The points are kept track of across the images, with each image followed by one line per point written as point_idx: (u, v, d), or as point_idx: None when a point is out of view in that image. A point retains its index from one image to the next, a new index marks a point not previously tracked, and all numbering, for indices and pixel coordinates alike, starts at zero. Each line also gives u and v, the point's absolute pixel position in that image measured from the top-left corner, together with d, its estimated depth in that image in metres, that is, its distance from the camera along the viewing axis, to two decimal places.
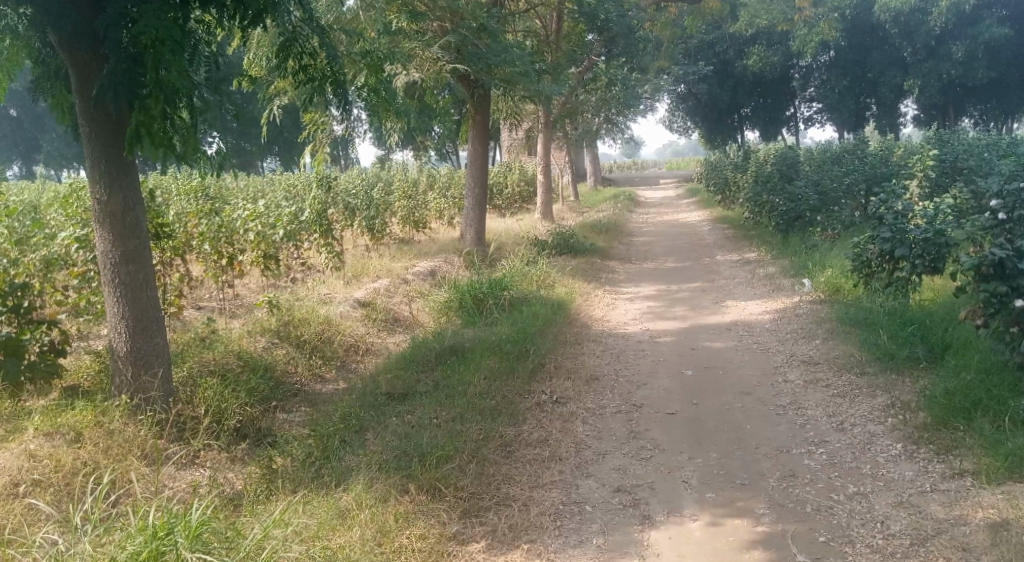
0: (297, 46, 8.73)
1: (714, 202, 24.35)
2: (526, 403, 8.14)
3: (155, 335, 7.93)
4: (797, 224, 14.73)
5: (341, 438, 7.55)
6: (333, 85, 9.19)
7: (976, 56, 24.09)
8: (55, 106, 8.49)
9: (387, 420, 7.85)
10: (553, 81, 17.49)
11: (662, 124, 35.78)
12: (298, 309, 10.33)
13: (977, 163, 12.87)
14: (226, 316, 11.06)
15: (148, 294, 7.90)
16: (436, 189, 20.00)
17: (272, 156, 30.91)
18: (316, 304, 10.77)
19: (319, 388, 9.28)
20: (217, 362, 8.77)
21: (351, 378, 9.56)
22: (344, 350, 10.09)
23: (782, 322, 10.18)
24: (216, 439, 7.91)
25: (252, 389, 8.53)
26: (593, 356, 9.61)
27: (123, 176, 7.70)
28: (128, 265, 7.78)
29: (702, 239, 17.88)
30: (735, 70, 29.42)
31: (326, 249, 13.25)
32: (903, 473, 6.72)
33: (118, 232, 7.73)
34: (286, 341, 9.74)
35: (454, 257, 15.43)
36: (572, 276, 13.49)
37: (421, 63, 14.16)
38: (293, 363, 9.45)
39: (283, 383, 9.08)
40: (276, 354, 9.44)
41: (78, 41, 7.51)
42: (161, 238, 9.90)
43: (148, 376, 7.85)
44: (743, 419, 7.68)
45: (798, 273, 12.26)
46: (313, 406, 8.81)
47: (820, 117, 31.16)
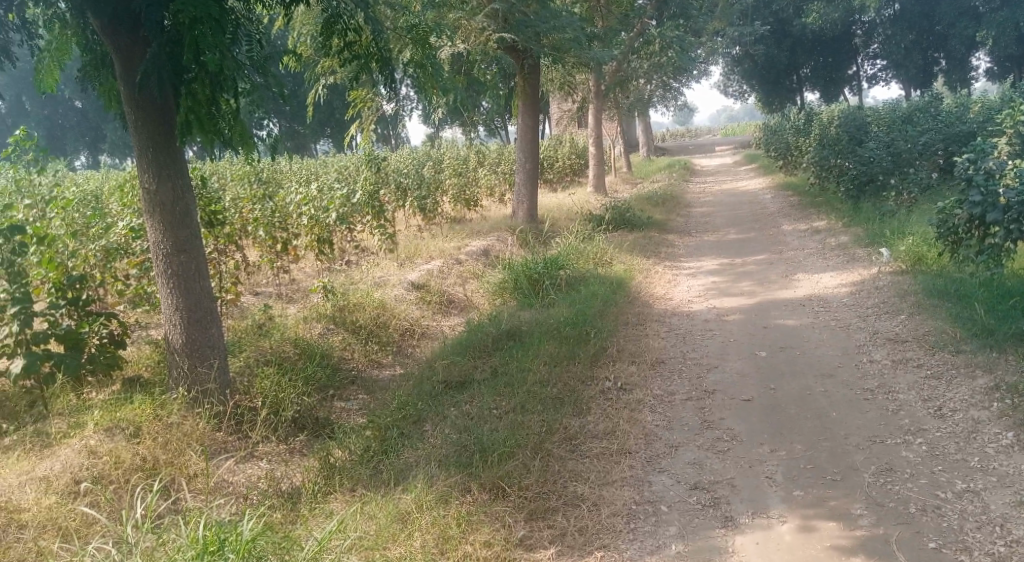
0: (341, 23, 8.30)
1: (775, 168, 23.52)
2: (591, 391, 7.66)
3: (209, 327, 7.51)
4: (869, 190, 14.01)
5: (399, 430, 7.15)
6: (379, 64, 8.75)
7: None
8: (103, 93, 8.07)
9: (445, 412, 7.40)
10: (604, 47, 16.92)
11: (717, 89, 34.78)
12: (353, 294, 9.94)
13: None
14: (281, 302, 10.75)
15: (201, 284, 7.49)
16: (486, 165, 19.55)
17: (325, 139, 30.87)
18: (370, 289, 10.41)
19: (375, 375, 8.86)
20: (273, 351, 8.41)
21: (408, 363, 9.15)
22: (400, 334, 9.69)
23: (862, 296, 9.54)
24: (273, 433, 7.46)
25: (310, 379, 8.16)
26: (657, 338, 9.08)
27: (172, 163, 7.29)
28: (179, 255, 7.38)
29: (765, 208, 17.14)
30: (794, 30, 28.35)
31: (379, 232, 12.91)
32: (1018, 466, 6.13)
33: (168, 222, 7.33)
34: (343, 328, 9.38)
35: (507, 234, 14.94)
36: (631, 252, 12.94)
37: (467, 33, 13.67)
38: (349, 350, 9.10)
39: (340, 370, 8.68)
40: (331, 341, 9.09)
41: (119, 25, 7.08)
42: (215, 227, 9.55)
43: (205, 367, 7.45)
44: (828, 406, 7.11)
45: (873, 242, 11.56)
46: (370, 394, 8.39)
47: (885, 75, 29.99)
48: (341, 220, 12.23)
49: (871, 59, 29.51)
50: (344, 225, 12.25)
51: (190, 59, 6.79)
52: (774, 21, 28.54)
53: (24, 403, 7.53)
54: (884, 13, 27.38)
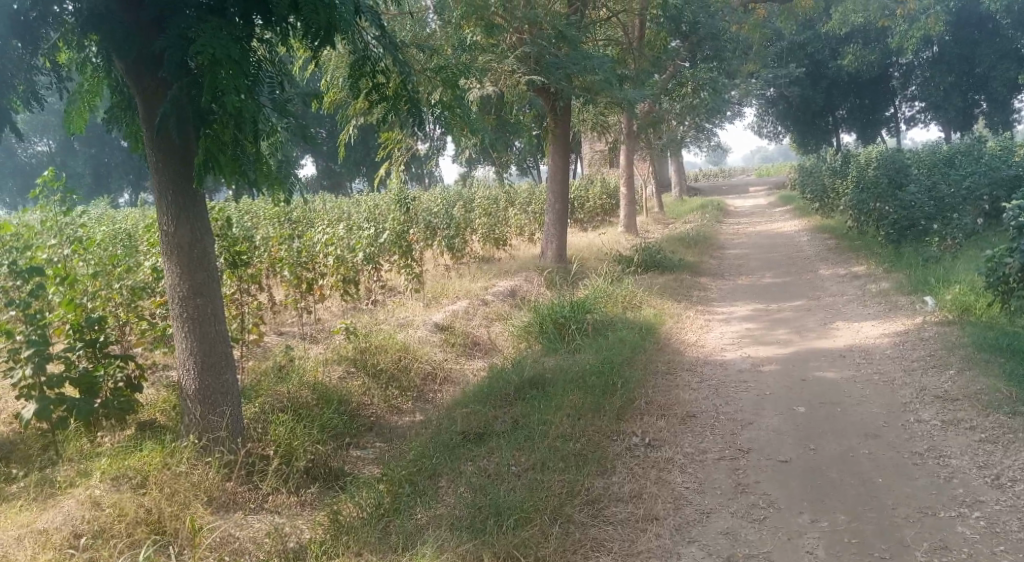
0: (369, 65, 8.03)
1: (811, 210, 23.03)
2: (617, 447, 7.23)
3: (224, 373, 7.15)
4: (911, 234, 13.39)
5: (412, 485, 6.74)
6: (407, 105, 8.40)
7: None
8: (129, 135, 7.70)
9: (462, 466, 6.99)
10: (637, 87, 16.59)
11: (751, 130, 34.34)
12: (376, 336, 9.56)
13: None
14: (304, 342, 10.42)
15: (217, 327, 7.14)
16: (516, 205, 19.28)
17: (360, 178, 30.75)
18: (393, 330, 10.06)
19: (394, 421, 8.44)
20: (291, 395, 7.98)
21: (429, 409, 8.74)
22: (421, 378, 9.30)
23: (906, 347, 9.04)
24: (285, 483, 7.05)
25: (326, 425, 7.75)
26: (688, 389, 8.61)
27: (191, 205, 6.98)
28: (195, 299, 7.04)
29: (800, 251, 16.65)
30: (829, 72, 27.94)
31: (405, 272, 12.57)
32: None
33: (185, 264, 7.00)
34: (363, 371, 8.99)
35: (535, 275, 14.57)
36: (662, 296, 12.51)
37: (498, 76, 13.37)
38: (368, 395, 8.70)
39: (356, 416, 8.27)
40: (350, 385, 8.71)
41: (143, 66, 6.84)
42: (239, 267, 8.90)
43: (217, 415, 7.07)
44: (873, 470, 6.62)
45: (916, 290, 11.05)
46: (388, 442, 7.97)
47: (924, 117, 29.76)
48: (367, 259, 11.90)
49: (909, 101, 29.39)
50: (370, 265, 11.93)
51: (209, 100, 6.38)
52: (809, 63, 28.14)
53: (37, 446, 7.26)
54: (922, 55, 27.08)
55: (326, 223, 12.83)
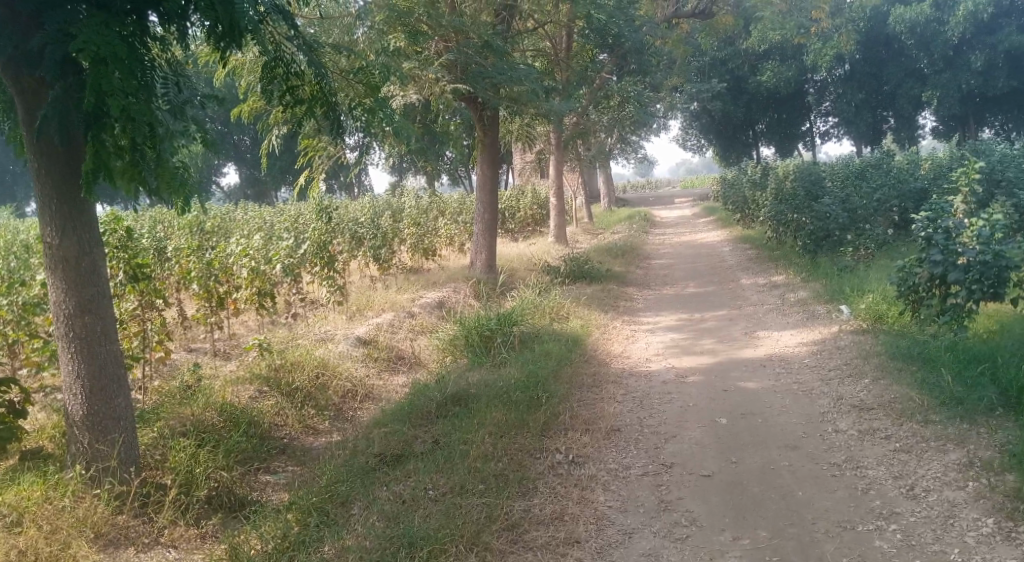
0: (282, 66, 7.76)
1: (733, 220, 23.39)
2: (539, 466, 7.13)
3: (117, 395, 6.81)
4: (826, 244, 13.50)
5: (323, 514, 6.56)
6: (325, 107, 8.15)
7: (996, 65, 24.11)
8: (12, 140, 7.30)
9: (374, 492, 6.81)
10: (564, 99, 16.54)
11: (676, 142, 34.72)
12: (292, 351, 9.28)
13: (1015, 175, 12.77)
14: (218, 360, 10.07)
15: (108, 347, 6.79)
16: (445, 215, 19.13)
17: (287, 187, 30.23)
18: (312, 345, 9.80)
19: (309, 442, 8.21)
20: (195, 417, 7.65)
21: (346, 428, 8.54)
22: (340, 396, 9.08)
23: (824, 356, 9.13)
24: (183, 515, 6.78)
25: (232, 450, 7.49)
26: (612, 402, 8.55)
27: (78, 217, 6.63)
28: (83, 316, 6.68)
29: (723, 261, 16.82)
30: (748, 87, 28.36)
31: (327, 284, 12.28)
32: None
33: (72, 280, 6.64)
34: (277, 391, 8.70)
35: (463, 285, 14.42)
36: (588, 306, 12.48)
37: (421, 85, 13.28)
38: (281, 415, 8.43)
39: (267, 438, 8.01)
40: (262, 405, 8.42)
41: (22, 65, 6.43)
42: (139, 281, 8.61)
43: (105, 442, 6.73)
44: (793, 483, 6.64)
45: (833, 298, 11.20)
46: (301, 466, 7.72)
47: (837, 132, 30.22)
48: (285, 272, 11.61)
49: (824, 115, 29.82)
50: (289, 278, 11.65)
51: (93, 101, 6.05)
52: (731, 78, 28.55)
53: None
54: (835, 72, 27.78)
55: (244, 236, 12.51)
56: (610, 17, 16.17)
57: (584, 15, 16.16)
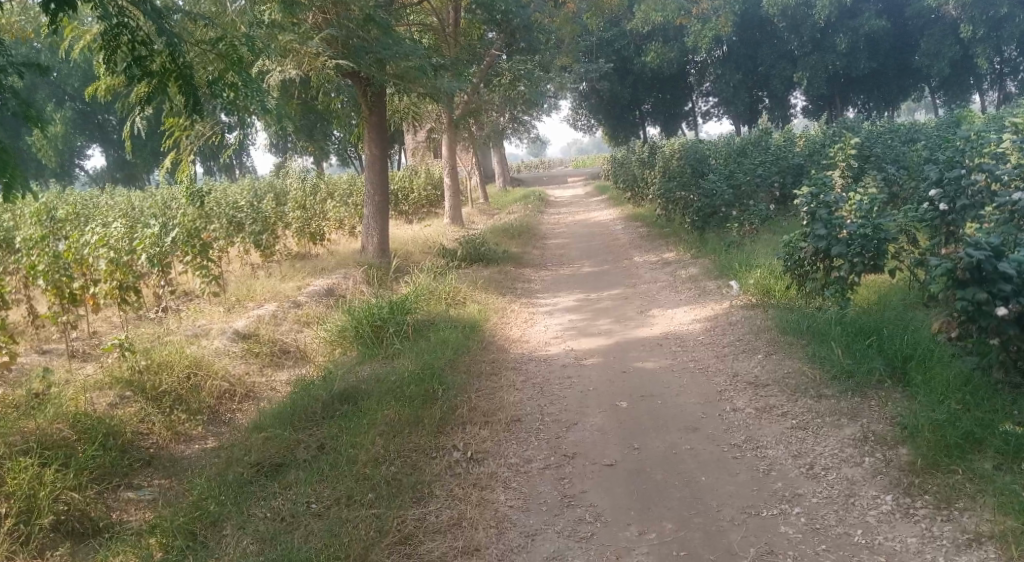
0: (126, 33, 7.50)
1: (623, 198, 23.52)
2: (435, 467, 7.00)
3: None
4: (713, 220, 13.64)
5: (192, 540, 6.38)
6: (179, 81, 7.85)
7: (858, 48, 25.03)
8: None
9: (251, 511, 6.60)
10: (455, 77, 16.13)
11: (566, 122, 34.70)
12: (159, 350, 8.74)
13: (886, 149, 13.07)
14: (74, 362, 9.45)
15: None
16: (335, 197, 18.60)
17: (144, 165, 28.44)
18: (187, 343, 9.28)
19: (179, 451, 7.85)
20: (40, 432, 7.17)
21: (223, 433, 8.19)
22: (217, 397, 8.64)
23: (716, 333, 9.15)
24: (22, 546, 6.46)
25: (85, 467, 7.11)
26: (511, 390, 8.36)
27: None
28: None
29: (616, 240, 16.82)
30: (635, 68, 28.53)
31: (205, 276, 11.69)
32: (906, 541, 5.76)
33: None
34: (140, 396, 8.23)
35: (354, 270, 13.98)
36: (484, 290, 12.25)
37: (300, 59, 12.56)
38: (147, 423, 7.99)
39: (129, 449, 7.62)
40: (124, 412, 7.97)
41: None
42: None
43: None
44: (696, 468, 6.61)
45: (723, 274, 11.27)
46: (168, 478, 7.43)
47: (719, 111, 30.70)
48: (150, 263, 11.03)
49: (705, 96, 30.25)
50: (155, 268, 11.13)
51: None
52: (616, 58, 28.44)
53: None
54: (712, 53, 27.78)
55: (106, 223, 11.85)
56: None
57: None
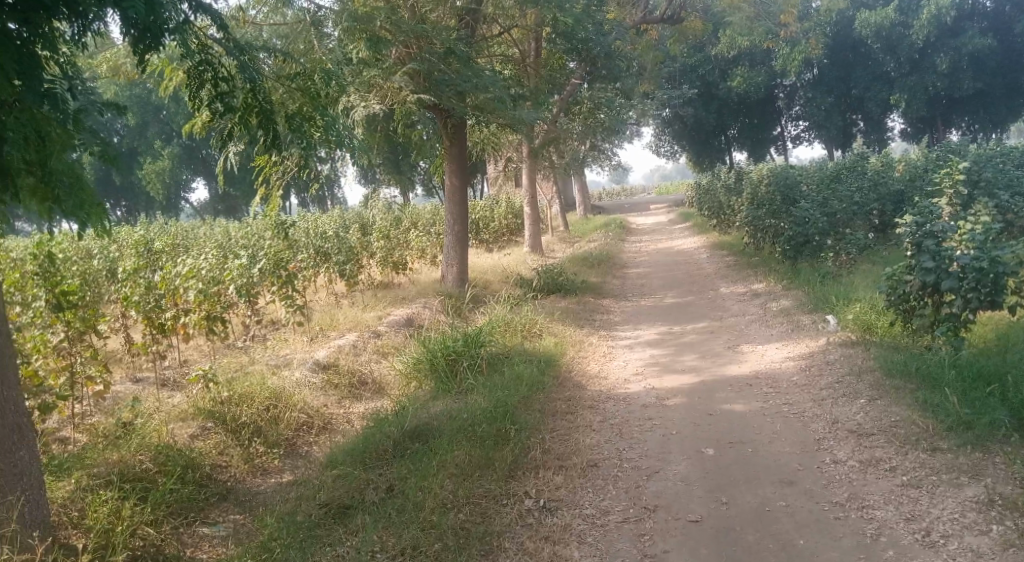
0: (210, 71, 7.33)
1: (710, 225, 22.76)
2: (506, 516, 6.47)
3: (17, 446, 6.14)
4: (806, 250, 12.71)
5: None
6: (259, 116, 7.58)
7: (961, 67, 23.81)
8: None
9: (314, 557, 6.16)
10: (535, 105, 15.71)
11: (650, 149, 34.05)
12: (243, 382, 8.49)
13: (997, 174, 12.15)
14: (165, 391, 9.28)
15: (8, 394, 6.13)
16: (418, 227, 18.33)
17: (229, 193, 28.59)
18: (265, 374, 9.01)
19: (255, 485, 7.46)
20: (122, 464, 7.00)
21: (301, 467, 7.76)
22: (295, 429, 8.30)
23: (814, 373, 8.43)
24: None
25: (163, 500, 6.83)
26: (588, 432, 7.80)
27: None
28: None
29: (702, 269, 16.13)
30: (720, 93, 27.55)
31: (289, 305, 11.46)
32: None
33: None
34: (221, 427, 7.93)
35: (433, 300, 13.60)
36: (562, 322, 11.73)
37: (384, 93, 12.76)
38: (226, 455, 7.68)
39: (207, 483, 7.29)
40: (203, 445, 7.66)
41: None
42: (64, 309, 8.00)
43: (12, 497, 6.07)
44: (793, 530, 5.98)
45: (818, 308, 10.51)
46: (243, 514, 7.04)
47: (809, 135, 30.00)
48: (239, 294, 11.00)
49: (794, 120, 29.64)
50: (243, 298, 11.11)
51: None
52: (700, 84, 27.60)
53: None
54: (803, 77, 27.02)
55: (197, 255, 11.77)
56: (580, 21, 15.46)
57: (551, 21, 15.42)
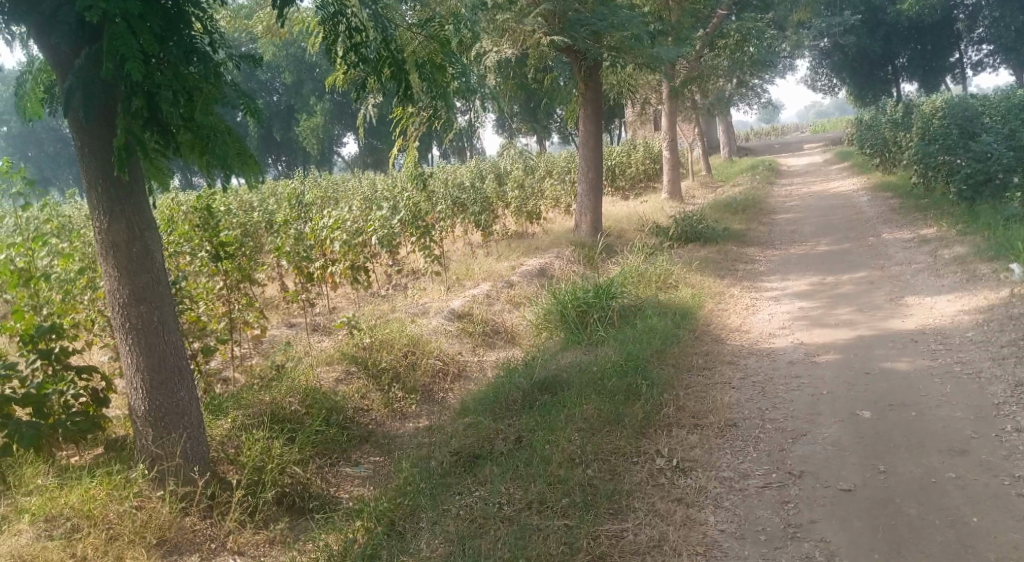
0: (343, 22, 6.94)
1: (870, 167, 21.30)
2: (636, 474, 6.05)
3: (178, 389, 6.04)
4: (986, 190, 11.75)
5: (388, 526, 5.77)
6: (392, 67, 7.20)
7: None
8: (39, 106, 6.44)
9: (444, 506, 5.89)
10: (676, 43, 14.93)
11: (805, 85, 32.49)
12: (382, 329, 8.36)
13: None
14: (311, 336, 9.29)
15: (168, 337, 6.01)
16: (554, 175, 17.90)
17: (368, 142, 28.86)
18: (402, 321, 8.87)
19: (395, 428, 7.31)
20: (274, 404, 6.89)
21: (437, 412, 7.56)
22: (431, 375, 8.09)
23: (991, 330, 7.59)
24: (251, 515, 6.03)
25: (309, 440, 6.73)
26: (727, 389, 7.27)
27: (129, 197, 5.86)
28: (138, 306, 5.92)
29: (860, 213, 15.08)
30: (887, 18, 26.16)
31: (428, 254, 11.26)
32: None
33: (124, 266, 5.88)
34: (363, 371, 7.81)
35: (567, 249, 13.17)
36: (702, 272, 11.12)
37: (517, 38, 12.18)
38: (367, 398, 7.56)
39: (350, 426, 7.17)
40: (345, 388, 7.56)
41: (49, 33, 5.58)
42: (223, 259, 7.87)
43: (174, 434, 6.00)
44: (965, 506, 5.34)
45: (999, 256, 9.50)
46: (385, 456, 6.90)
47: (993, 60, 26.90)
48: (379, 244, 11.05)
49: (976, 44, 26.58)
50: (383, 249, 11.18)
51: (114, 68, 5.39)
52: (865, 9, 26.41)
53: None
54: None
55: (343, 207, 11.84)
56: None
57: None
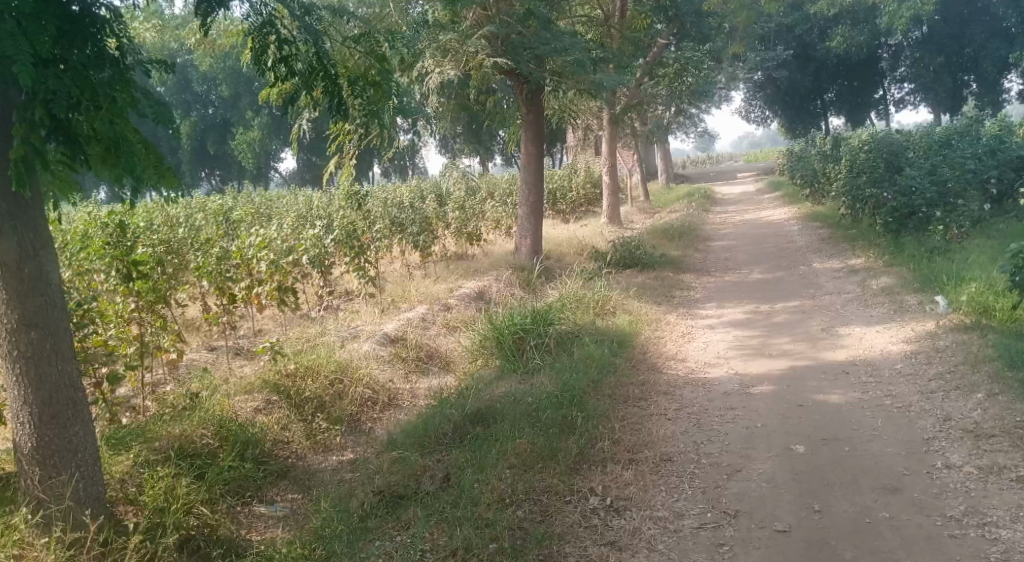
0: (275, 33, 6.62)
1: (801, 196, 21.58)
2: (571, 516, 5.86)
3: (70, 423, 5.67)
4: (911, 223, 11.87)
5: None
6: (324, 78, 6.90)
7: None
8: None
9: (363, 552, 5.62)
10: (617, 69, 14.91)
11: (739, 115, 32.85)
12: (308, 355, 8.04)
13: None
14: (235, 361, 8.92)
15: (63, 366, 5.66)
16: (495, 196, 17.72)
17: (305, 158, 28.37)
18: (331, 346, 8.57)
19: (316, 463, 7.03)
20: (184, 437, 6.55)
21: (363, 444, 7.29)
22: (358, 405, 7.81)
23: (921, 362, 7.59)
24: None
25: (219, 478, 6.39)
26: (662, 421, 7.13)
27: (21, 214, 5.47)
28: (28, 331, 5.54)
29: (793, 242, 15.19)
30: (817, 55, 26.49)
31: (361, 276, 10.98)
32: None
33: (14, 290, 5.50)
34: (284, 402, 7.48)
35: (507, 272, 13.01)
36: (640, 298, 11.01)
37: (460, 58, 11.87)
38: (287, 430, 7.25)
39: (266, 461, 6.85)
40: (264, 419, 7.23)
41: None
42: (134, 280, 7.47)
43: (65, 472, 5.63)
44: (899, 548, 5.25)
45: (926, 288, 9.57)
46: (302, 494, 6.62)
47: (913, 98, 27.69)
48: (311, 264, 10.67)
49: (898, 83, 27.39)
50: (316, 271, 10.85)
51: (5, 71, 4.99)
52: (797, 44, 26.76)
53: None
54: (911, 35, 25.44)
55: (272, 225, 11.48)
56: None
57: None
